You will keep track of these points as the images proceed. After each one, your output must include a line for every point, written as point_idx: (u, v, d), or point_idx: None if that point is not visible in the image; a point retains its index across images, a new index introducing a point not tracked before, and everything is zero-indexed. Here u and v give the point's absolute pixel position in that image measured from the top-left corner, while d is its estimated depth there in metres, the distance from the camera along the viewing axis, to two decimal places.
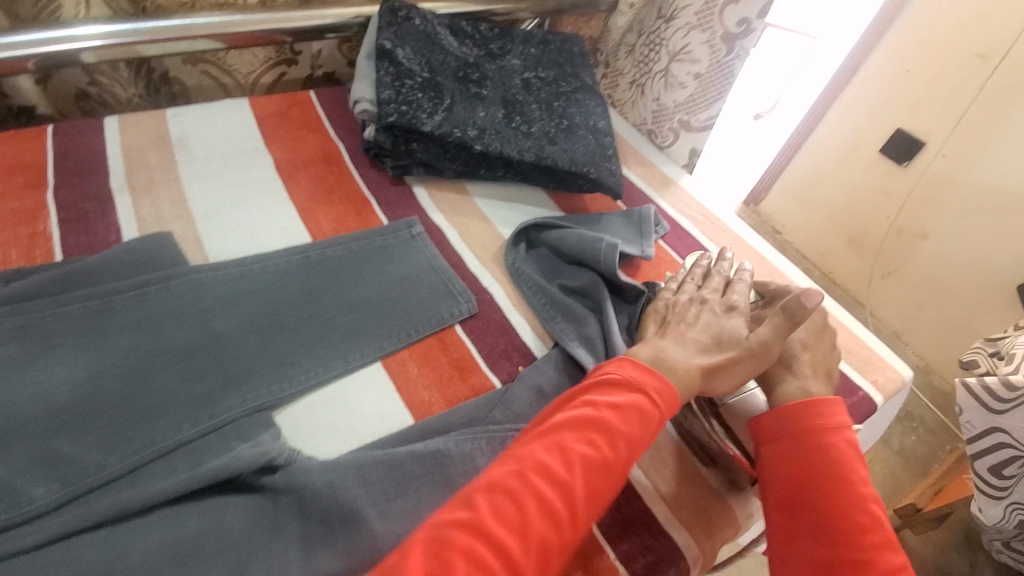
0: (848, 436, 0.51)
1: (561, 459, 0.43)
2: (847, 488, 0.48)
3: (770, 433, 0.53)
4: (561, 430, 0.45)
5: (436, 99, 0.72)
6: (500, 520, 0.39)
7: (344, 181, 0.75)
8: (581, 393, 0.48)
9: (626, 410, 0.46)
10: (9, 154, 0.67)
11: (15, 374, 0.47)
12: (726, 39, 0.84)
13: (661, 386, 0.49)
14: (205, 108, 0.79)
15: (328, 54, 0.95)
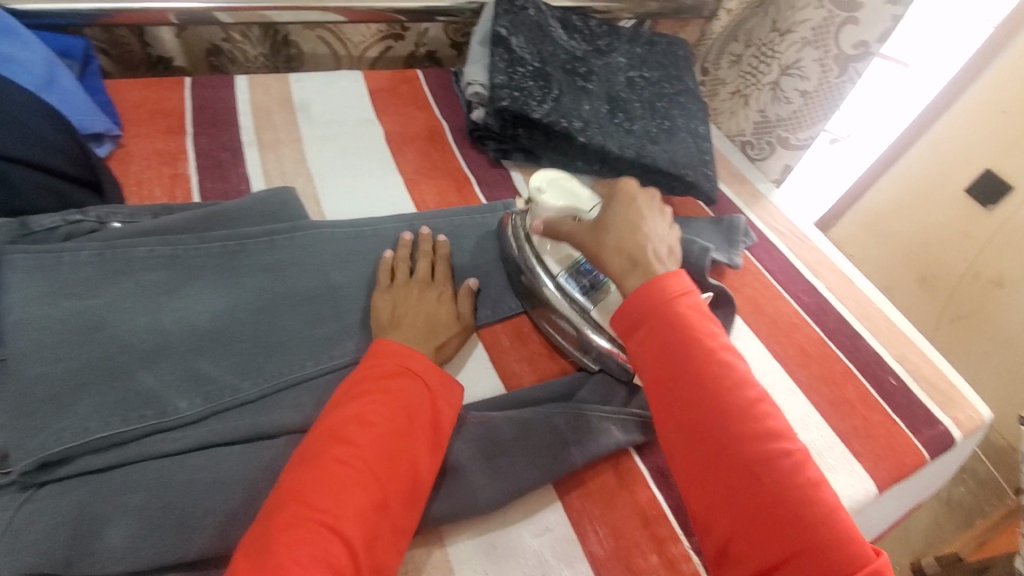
0: (715, 370, 0.44)
1: (370, 439, 0.42)
2: (728, 390, 0.43)
3: (629, 328, 0.48)
4: (356, 404, 0.43)
5: (545, 88, 0.74)
6: (356, 496, 0.39)
7: (448, 157, 0.78)
8: (367, 368, 0.47)
9: (379, 382, 0.45)
10: (154, 100, 0.73)
11: (164, 298, 0.52)
12: (840, 60, 0.85)
13: (417, 364, 0.47)
14: (324, 76, 0.84)
15: (434, 35, 0.96)
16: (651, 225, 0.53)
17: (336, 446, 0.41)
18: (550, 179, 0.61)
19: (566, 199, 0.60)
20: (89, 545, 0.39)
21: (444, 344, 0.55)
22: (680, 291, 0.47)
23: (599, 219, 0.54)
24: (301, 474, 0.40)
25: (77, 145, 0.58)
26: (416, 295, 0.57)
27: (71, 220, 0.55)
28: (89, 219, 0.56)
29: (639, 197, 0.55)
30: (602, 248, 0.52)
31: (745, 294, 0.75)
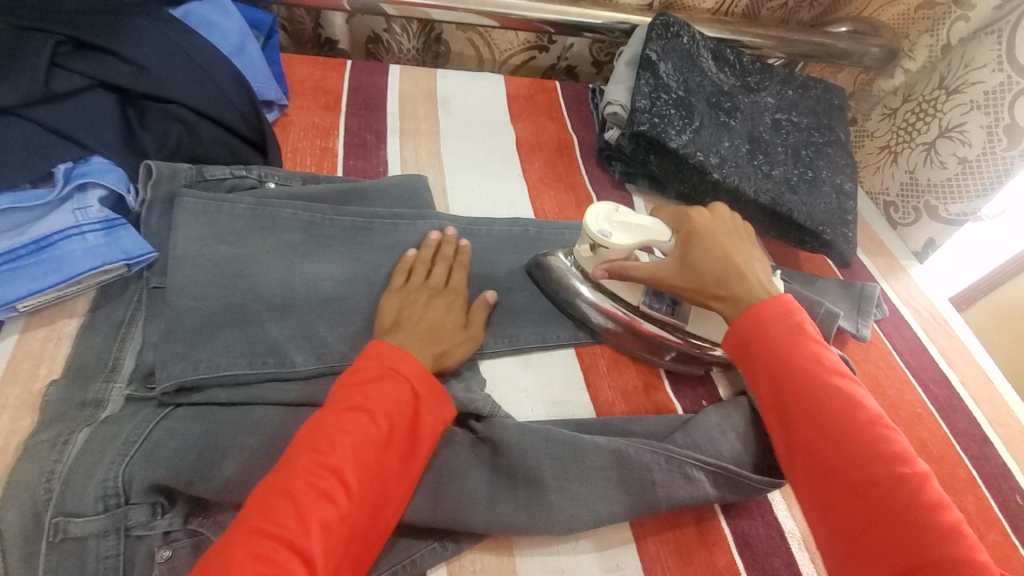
0: (833, 387, 0.45)
1: (344, 449, 0.40)
2: (841, 408, 0.44)
3: (737, 349, 0.50)
4: (332, 411, 0.42)
5: (686, 117, 0.73)
6: (320, 507, 0.38)
7: (572, 171, 0.78)
8: (351, 373, 0.45)
9: (366, 388, 0.44)
10: (317, 78, 0.80)
11: (298, 260, 0.57)
12: (1011, 131, 0.74)
13: (407, 367, 0.46)
14: (468, 76, 0.87)
15: (577, 50, 0.97)
16: (730, 249, 0.53)
17: (308, 454, 0.40)
18: (607, 215, 0.54)
19: (634, 235, 0.54)
20: (207, 472, 0.42)
21: (446, 351, 0.52)
22: (789, 311, 0.49)
23: (685, 258, 0.53)
24: (271, 480, 0.39)
25: (253, 109, 0.64)
26: (422, 301, 0.54)
27: (237, 175, 0.61)
28: (250, 176, 0.61)
29: (708, 219, 0.55)
30: (696, 287, 0.52)
31: (865, 370, 0.69)
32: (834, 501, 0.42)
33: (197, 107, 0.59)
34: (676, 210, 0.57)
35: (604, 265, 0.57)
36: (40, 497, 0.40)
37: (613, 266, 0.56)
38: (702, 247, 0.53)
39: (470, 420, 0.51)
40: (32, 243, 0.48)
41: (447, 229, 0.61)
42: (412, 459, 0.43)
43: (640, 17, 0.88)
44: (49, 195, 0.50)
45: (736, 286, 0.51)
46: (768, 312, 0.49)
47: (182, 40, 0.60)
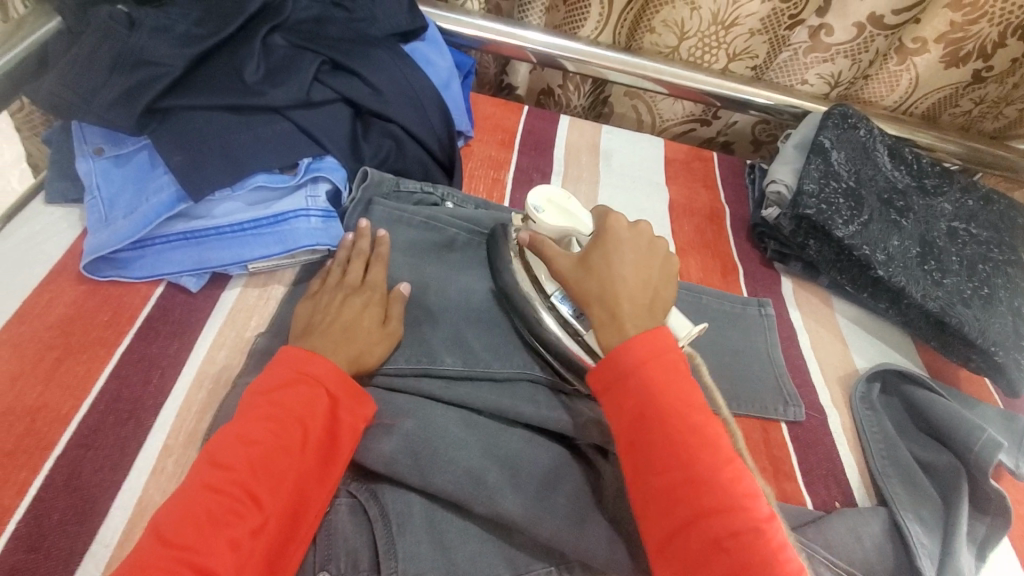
0: (699, 430, 0.45)
1: (251, 461, 0.42)
2: (703, 452, 0.44)
3: (606, 381, 0.48)
4: (241, 421, 0.44)
5: (855, 209, 0.71)
6: (228, 523, 0.39)
7: (722, 240, 0.79)
8: (261, 382, 0.46)
9: (277, 394, 0.45)
10: (498, 116, 0.88)
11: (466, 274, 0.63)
12: None
13: (316, 370, 0.47)
14: (630, 134, 0.92)
15: (739, 128, 1.00)
16: (649, 266, 0.54)
17: (213, 471, 0.41)
18: (548, 197, 0.59)
19: (565, 220, 0.58)
20: (371, 446, 0.48)
21: (365, 350, 0.52)
22: (666, 342, 0.49)
23: (586, 259, 0.54)
24: (176, 500, 0.40)
25: (448, 135, 0.73)
26: (336, 302, 0.55)
27: (425, 192, 0.68)
28: (435, 195, 0.68)
29: (623, 230, 0.55)
30: (628, 306, 0.51)
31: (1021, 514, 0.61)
32: (679, 547, 0.41)
33: (409, 128, 0.69)
34: (604, 212, 0.58)
35: (527, 234, 0.58)
36: None
37: (536, 238, 0.57)
38: (607, 248, 0.54)
39: (593, 454, 0.52)
40: (272, 217, 0.57)
41: (361, 222, 0.59)
42: (332, 462, 0.44)
43: (814, 104, 0.89)
44: (290, 180, 0.60)
45: (664, 305, 0.53)
46: (642, 334, 0.48)
47: (407, 69, 0.70)
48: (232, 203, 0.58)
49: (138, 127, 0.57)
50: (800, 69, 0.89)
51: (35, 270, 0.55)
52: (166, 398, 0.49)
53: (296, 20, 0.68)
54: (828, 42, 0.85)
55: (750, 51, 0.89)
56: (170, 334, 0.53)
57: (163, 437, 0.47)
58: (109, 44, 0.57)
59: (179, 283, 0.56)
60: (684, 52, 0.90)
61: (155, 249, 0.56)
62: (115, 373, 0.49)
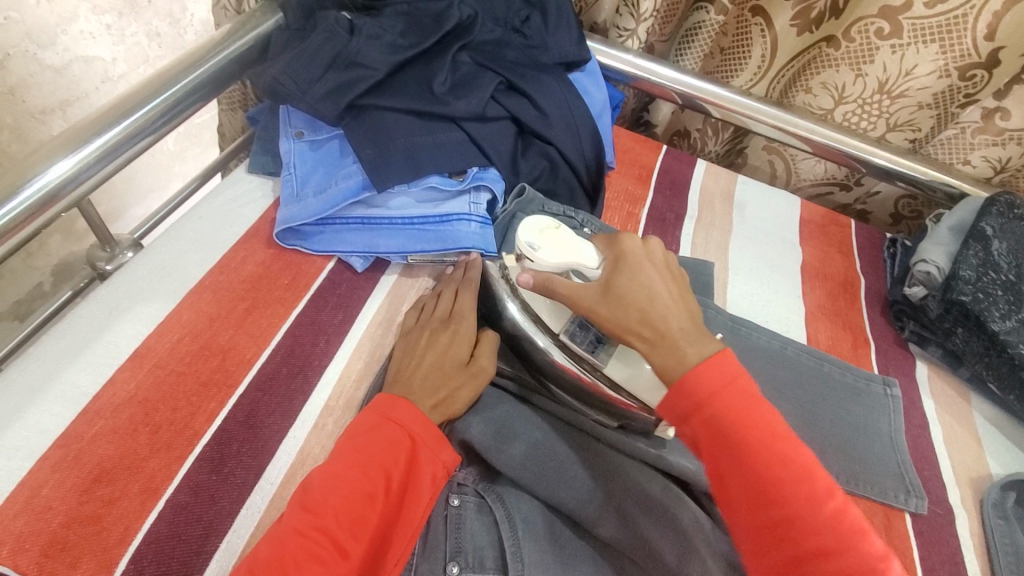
0: (777, 450, 0.44)
1: (336, 508, 0.42)
2: (787, 477, 0.43)
3: (680, 414, 0.47)
4: (329, 463, 0.45)
5: (1014, 304, 0.67)
6: (311, 570, 0.39)
7: (854, 311, 0.77)
8: (349, 429, 0.47)
9: (359, 439, 0.46)
10: (638, 151, 0.91)
11: None
12: None
13: (401, 414, 0.47)
14: (765, 188, 0.91)
15: (881, 198, 0.96)
16: (655, 282, 0.52)
17: (302, 515, 0.42)
18: (542, 230, 0.55)
19: (562, 255, 0.54)
20: (500, 445, 0.50)
21: (449, 396, 0.51)
22: (732, 367, 0.47)
23: (611, 283, 0.52)
24: (267, 542, 0.40)
25: (596, 164, 0.75)
26: (423, 340, 0.55)
27: (567, 215, 0.71)
28: (575, 220, 0.71)
29: (636, 245, 0.55)
30: (622, 325, 0.51)
31: None
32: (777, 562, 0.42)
33: (565, 152, 0.72)
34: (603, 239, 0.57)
35: (528, 274, 0.54)
36: None
37: (542, 281, 0.54)
38: (631, 266, 0.52)
39: (705, 500, 0.53)
40: (438, 216, 0.62)
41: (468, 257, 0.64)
42: (410, 509, 0.44)
43: (974, 187, 0.84)
44: (457, 185, 0.65)
45: (663, 321, 0.50)
46: (699, 366, 0.47)
47: (571, 96, 0.74)
48: (405, 198, 0.64)
49: (337, 119, 0.64)
50: (963, 149, 0.85)
51: (234, 230, 0.63)
52: (330, 361, 0.54)
53: (480, 41, 0.74)
54: (1003, 127, 0.80)
55: (913, 125, 0.86)
56: (336, 306, 0.59)
57: (325, 397, 0.52)
58: (331, 44, 0.66)
59: (348, 261, 0.63)
60: (837, 117, 0.88)
61: (334, 229, 0.63)
62: (290, 330, 0.56)
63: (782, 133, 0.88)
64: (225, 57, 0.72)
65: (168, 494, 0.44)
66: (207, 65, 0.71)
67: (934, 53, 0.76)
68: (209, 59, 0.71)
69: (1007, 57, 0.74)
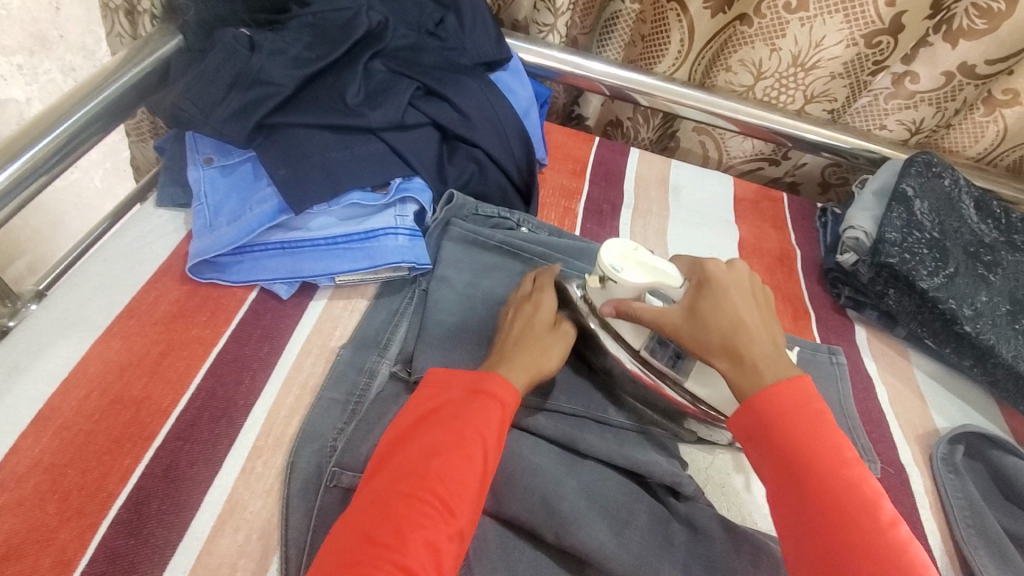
0: (856, 477, 0.43)
1: (439, 468, 0.42)
2: (860, 511, 0.41)
3: (747, 430, 0.47)
4: (425, 435, 0.45)
5: (940, 260, 0.69)
6: (424, 524, 0.40)
7: (792, 283, 0.78)
8: (441, 399, 0.48)
9: (452, 407, 0.47)
10: (570, 146, 0.90)
11: None
12: None
13: (490, 380, 0.48)
14: (699, 170, 0.92)
15: (808, 170, 0.98)
16: (741, 310, 0.50)
17: (407, 478, 0.42)
18: (623, 252, 0.52)
19: (649, 274, 0.51)
20: None
21: (542, 360, 0.53)
22: (809, 390, 0.47)
23: (698, 310, 0.50)
24: (373, 505, 0.41)
25: (527, 161, 0.74)
26: (510, 320, 0.57)
27: (501, 217, 0.70)
28: (511, 220, 0.71)
29: (723, 270, 0.52)
30: (701, 344, 0.49)
31: None
32: None
33: (492, 153, 0.70)
34: (692, 260, 0.54)
35: (612, 304, 0.52)
36: (326, 444, 0.48)
37: (621, 307, 0.52)
38: (709, 272, 0.51)
39: (665, 495, 0.51)
40: (363, 233, 0.60)
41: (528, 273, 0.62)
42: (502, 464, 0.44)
43: (894, 151, 0.86)
44: (381, 199, 0.62)
45: (748, 351, 0.48)
46: (772, 385, 0.46)
47: (492, 96, 0.72)
48: (327, 217, 0.61)
49: (247, 141, 0.61)
50: (880, 114, 0.87)
51: (144, 268, 0.59)
52: (256, 399, 0.51)
53: (394, 48, 0.72)
54: (912, 89, 0.83)
55: (829, 95, 0.88)
56: (261, 337, 0.56)
57: (251, 438, 0.49)
58: (231, 63, 0.62)
59: (271, 289, 0.59)
60: (759, 92, 0.89)
61: (253, 255, 0.59)
62: (211, 370, 0.52)
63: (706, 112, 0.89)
64: (122, 85, 0.68)
65: (82, 567, 0.41)
66: (103, 96, 0.66)
67: (839, 23, 0.78)
68: (103, 89, 0.66)
69: (910, 20, 0.77)
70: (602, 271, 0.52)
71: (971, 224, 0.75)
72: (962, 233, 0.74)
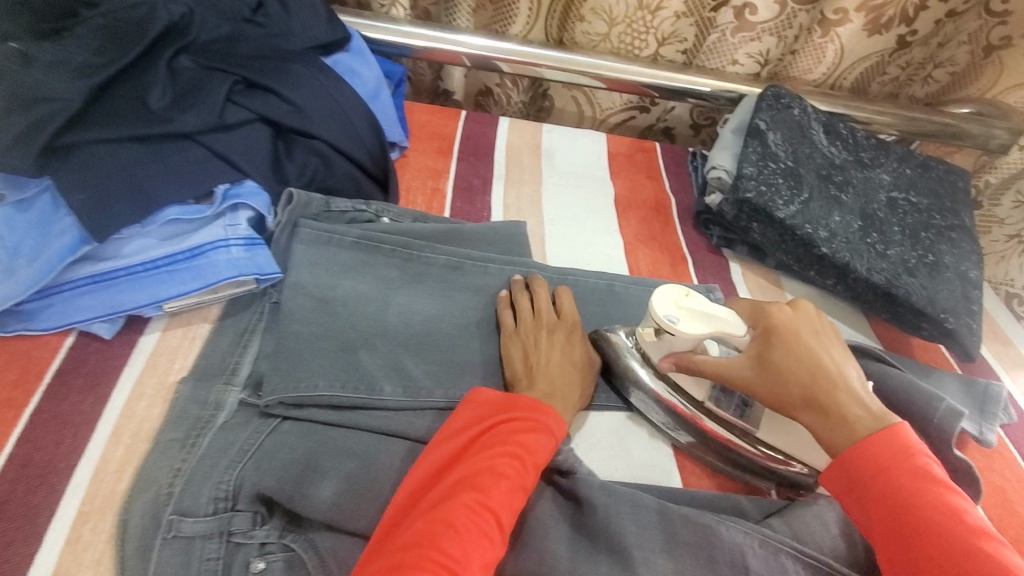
0: (977, 541, 0.39)
1: (500, 489, 0.41)
2: (981, 570, 0.38)
3: (841, 485, 0.45)
4: (484, 452, 0.44)
5: (795, 188, 0.71)
6: (482, 544, 0.38)
7: (668, 232, 0.78)
8: (498, 417, 0.47)
9: (511, 433, 0.46)
10: (435, 123, 0.86)
11: (390, 292, 0.59)
12: None
13: (548, 415, 0.48)
14: (571, 131, 0.90)
15: (678, 113, 0.99)
16: (817, 351, 0.48)
17: (469, 491, 0.41)
18: (674, 300, 0.51)
19: (705, 324, 0.50)
20: (303, 488, 0.44)
21: (571, 393, 0.54)
22: (906, 440, 0.44)
23: (769, 360, 0.49)
24: (428, 517, 0.39)
25: (380, 149, 0.70)
26: (544, 339, 0.56)
27: (357, 210, 0.65)
28: (369, 212, 0.66)
29: (790, 314, 0.50)
30: (782, 396, 0.48)
31: (989, 480, 0.60)
32: None
33: (334, 143, 0.65)
34: (750, 302, 0.53)
35: (669, 358, 0.53)
36: (163, 494, 0.43)
37: (680, 360, 0.52)
38: (771, 314, 0.50)
39: (551, 475, 0.50)
40: (187, 251, 0.54)
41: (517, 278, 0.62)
42: None
43: (748, 87, 0.88)
44: (207, 210, 0.56)
45: (832, 398, 0.47)
46: (869, 437, 0.44)
47: (327, 81, 0.67)
48: (144, 239, 0.55)
49: None
50: (728, 50, 0.87)
51: None
52: (80, 459, 0.45)
53: (205, 41, 0.64)
54: (754, 21, 0.83)
55: (678, 35, 0.88)
56: (82, 388, 0.49)
57: (76, 504, 0.43)
58: None
59: (91, 331, 0.53)
60: (615, 39, 0.88)
61: (63, 296, 0.52)
62: (22, 436, 0.46)
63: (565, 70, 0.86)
64: None
65: None
66: None
67: None
68: None
69: None
70: (656, 322, 0.51)
71: (822, 149, 0.77)
72: (815, 157, 0.76)
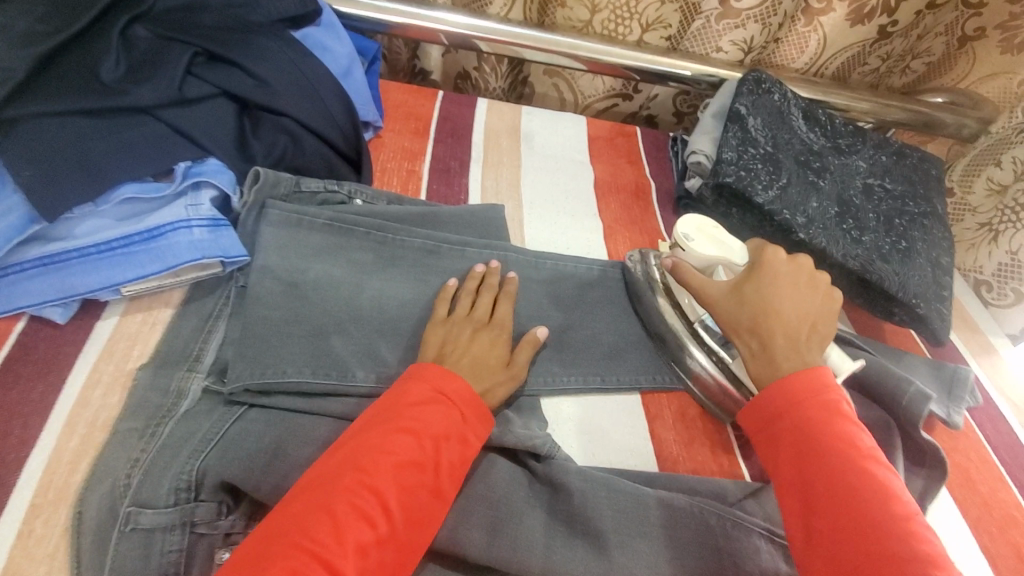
0: (873, 469, 0.42)
1: (387, 470, 0.39)
2: (870, 493, 0.41)
3: (761, 417, 0.48)
4: (373, 435, 0.41)
5: (773, 173, 0.71)
6: (355, 528, 0.36)
7: (648, 217, 0.78)
8: (394, 398, 0.44)
9: (409, 411, 0.43)
10: (410, 103, 0.83)
11: (363, 276, 0.57)
12: None
13: (451, 387, 0.45)
14: (551, 113, 0.89)
15: (660, 100, 0.98)
16: (784, 297, 0.53)
17: (351, 474, 0.39)
18: (698, 227, 0.61)
19: (717, 249, 0.60)
20: (271, 477, 0.43)
21: (490, 387, 0.50)
22: (826, 379, 0.47)
23: (742, 290, 0.54)
24: (302, 501, 0.37)
25: (353, 128, 0.67)
26: (467, 335, 0.52)
27: (329, 190, 0.63)
28: (341, 193, 0.63)
29: (777, 263, 0.55)
30: (733, 322, 0.53)
31: (955, 462, 0.62)
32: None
33: (303, 121, 0.62)
34: (759, 246, 0.60)
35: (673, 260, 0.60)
36: (120, 485, 0.41)
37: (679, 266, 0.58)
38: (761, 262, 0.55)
39: (528, 460, 0.49)
40: (145, 231, 0.51)
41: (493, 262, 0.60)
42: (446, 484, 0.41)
43: (729, 72, 0.87)
44: (166, 189, 0.54)
45: (771, 327, 0.51)
46: (797, 375, 0.47)
47: (295, 55, 0.64)
48: (98, 219, 0.52)
49: None
50: (713, 37, 0.86)
51: None
52: (32, 448, 0.43)
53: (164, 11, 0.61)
54: (739, 8, 0.82)
55: (662, 21, 0.86)
56: (34, 375, 0.47)
57: (27, 496, 0.41)
58: None
59: (43, 315, 0.50)
60: (598, 26, 0.87)
61: (9, 278, 0.49)
62: None
63: (545, 51, 0.85)
64: None
65: None
66: None
67: None
68: None
69: None
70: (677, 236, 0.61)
71: (801, 135, 0.77)
72: (794, 142, 0.76)
